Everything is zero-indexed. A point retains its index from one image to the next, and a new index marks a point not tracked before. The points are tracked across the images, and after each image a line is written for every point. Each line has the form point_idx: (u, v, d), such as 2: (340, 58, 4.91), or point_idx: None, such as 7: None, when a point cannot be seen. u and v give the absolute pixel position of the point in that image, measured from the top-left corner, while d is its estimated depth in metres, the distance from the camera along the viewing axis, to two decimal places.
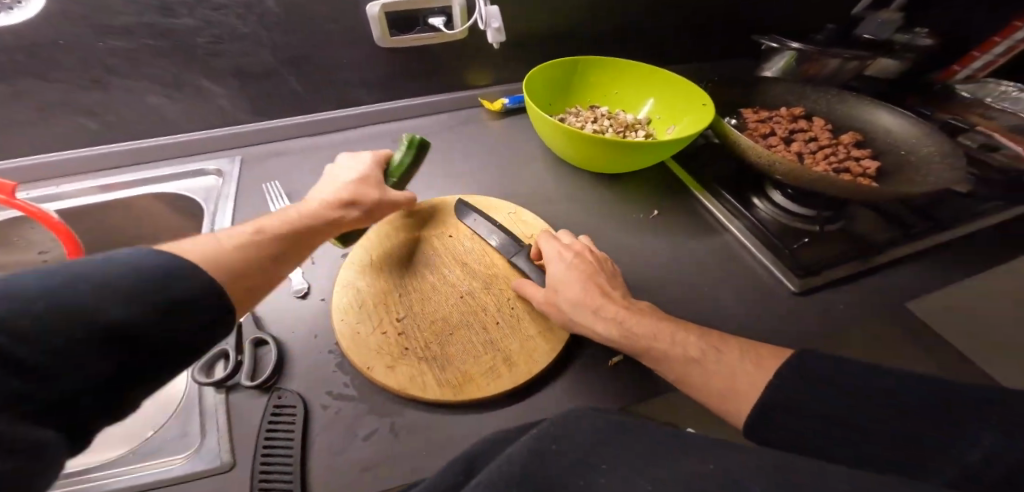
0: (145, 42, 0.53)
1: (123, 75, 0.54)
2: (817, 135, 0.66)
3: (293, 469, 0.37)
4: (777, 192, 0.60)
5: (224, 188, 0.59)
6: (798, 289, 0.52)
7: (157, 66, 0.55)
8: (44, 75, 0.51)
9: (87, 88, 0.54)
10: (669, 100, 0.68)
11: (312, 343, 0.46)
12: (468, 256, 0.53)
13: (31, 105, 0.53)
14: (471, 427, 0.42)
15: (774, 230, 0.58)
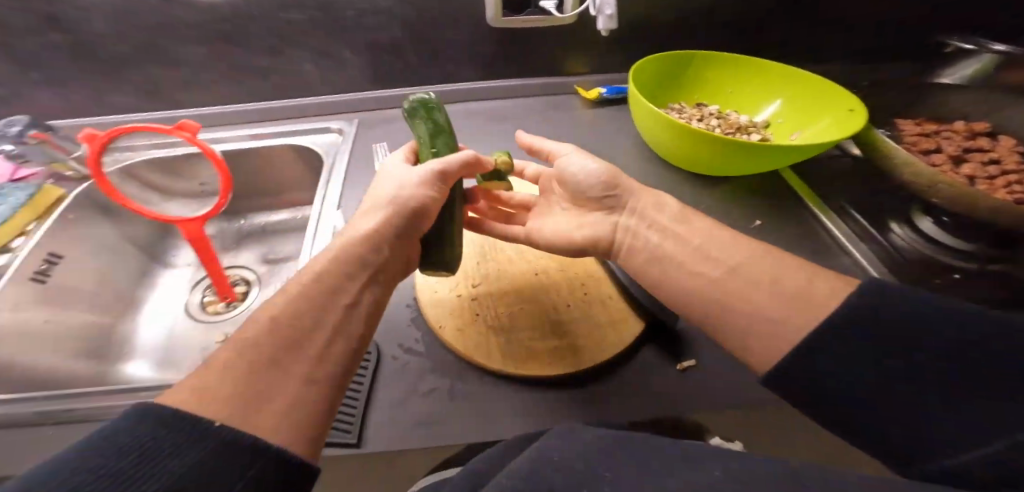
0: (310, 15, 0.61)
1: (289, 42, 0.64)
2: (999, 158, 0.53)
3: (360, 406, 0.43)
4: (927, 219, 0.51)
5: (343, 146, 0.67)
6: None
7: (315, 36, 0.64)
8: (233, 39, 0.62)
9: (261, 52, 0.64)
10: (800, 101, 0.60)
11: (393, 297, 0.51)
12: (541, 237, 0.53)
13: (221, 64, 0.65)
14: (530, 403, 0.43)
15: (911, 261, 0.48)
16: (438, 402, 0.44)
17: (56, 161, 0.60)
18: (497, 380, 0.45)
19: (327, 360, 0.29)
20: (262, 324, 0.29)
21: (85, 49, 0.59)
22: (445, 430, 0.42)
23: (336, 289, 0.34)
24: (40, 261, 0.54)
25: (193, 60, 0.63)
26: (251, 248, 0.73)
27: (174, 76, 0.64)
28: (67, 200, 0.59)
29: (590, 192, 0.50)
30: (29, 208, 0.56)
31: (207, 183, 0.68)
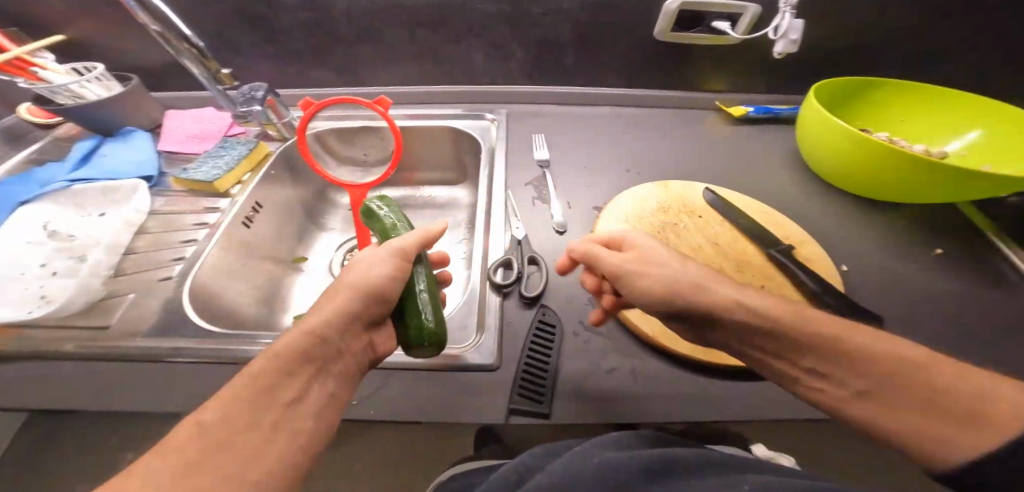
0: (500, 9, 0.65)
1: (472, 32, 0.68)
2: None
3: (552, 375, 0.43)
4: None
5: (500, 132, 0.70)
6: None
7: (495, 29, 0.68)
8: (423, 24, 0.67)
9: (443, 38, 0.69)
10: (997, 142, 0.58)
11: (569, 274, 0.52)
12: (718, 237, 0.54)
13: (405, 46, 0.70)
14: (729, 395, 0.43)
15: None
16: (633, 383, 0.44)
17: (268, 122, 0.67)
18: (689, 368, 0.44)
19: (304, 406, 0.29)
20: (305, 340, 0.31)
21: (314, 22, 0.66)
22: (644, 412, 0.42)
23: (335, 346, 0.32)
24: (248, 210, 0.62)
25: (382, 39, 0.69)
26: None
27: (361, 51, 0.70)
28: (271, 158, 0.67)
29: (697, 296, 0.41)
30: (248, 161, 0.64)
31: (370, 154, 0.74)
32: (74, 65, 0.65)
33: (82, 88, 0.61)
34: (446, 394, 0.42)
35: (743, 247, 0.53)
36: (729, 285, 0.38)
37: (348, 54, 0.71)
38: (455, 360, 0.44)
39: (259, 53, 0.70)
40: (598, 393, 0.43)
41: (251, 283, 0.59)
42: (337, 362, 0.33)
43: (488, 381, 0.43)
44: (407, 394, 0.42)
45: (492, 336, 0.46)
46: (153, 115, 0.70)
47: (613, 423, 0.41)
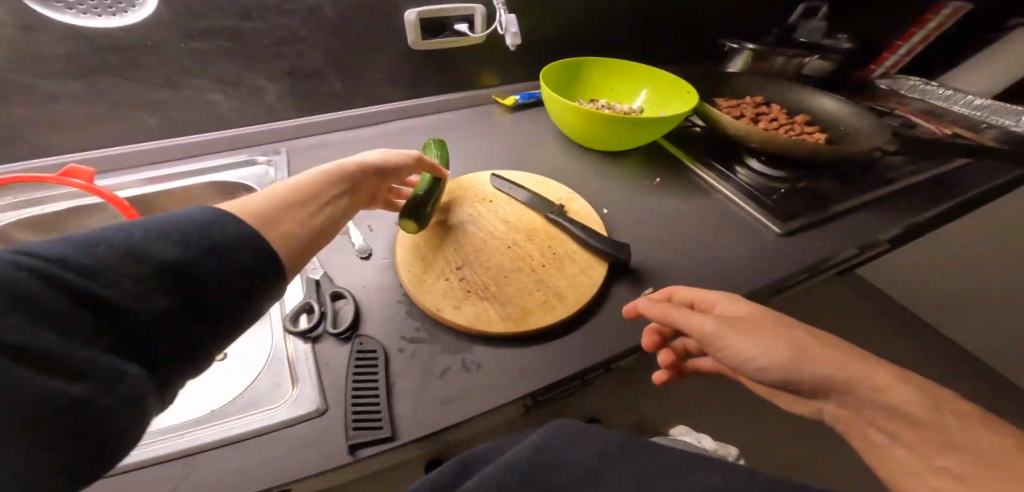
0: (219, 44, 0.59)
1: (191, 73, 0.60)
2: (778, 116, 0.82)
3: (382, 397, 0.43)
4: (754, 160, 0.76)
5: (279, 176, 0.65)
6: (782, 232, 0.65)
7: (225, 67, 0.61)
8: (122, 72, 0.57)
9: (158, 84, 0.59)
10: (660, 90, 0.80)
11: (382, 297, 0.52)
12: (508, 214, 0.61)
13: (108, 100, 0.58)
14: (541, 353, 0.49)
15: (755, 189, 0.72)
16: (462, 379, 0.46)
17: None
18: (508, 340, 0.49)
19: (315, 219, 0.41)
20: (295, 192, 0.41)
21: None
22: (474, 399, 0.45)
23: (316, 202, 0.42)
24: None
25: (66, 98, 0.56)
26: None
27: (43, 118, 0.56)
28: None
29: (537, 300, 0.51)
30: None
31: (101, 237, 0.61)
32: None
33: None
34: (265, 464, 0.39)
35: (527, 220, 0.60)
36: (549, 312, 0.50)
37: (24, 125, 0.55)
38: (269, 423, 0.41)
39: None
40: (432, 400, 0.44)
41: None
42: (325, 209, 0.43)
43: (310, 433, 0.41)
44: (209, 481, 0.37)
45: (309, 383, 0.44)
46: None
47: (451, 423, 0.43)
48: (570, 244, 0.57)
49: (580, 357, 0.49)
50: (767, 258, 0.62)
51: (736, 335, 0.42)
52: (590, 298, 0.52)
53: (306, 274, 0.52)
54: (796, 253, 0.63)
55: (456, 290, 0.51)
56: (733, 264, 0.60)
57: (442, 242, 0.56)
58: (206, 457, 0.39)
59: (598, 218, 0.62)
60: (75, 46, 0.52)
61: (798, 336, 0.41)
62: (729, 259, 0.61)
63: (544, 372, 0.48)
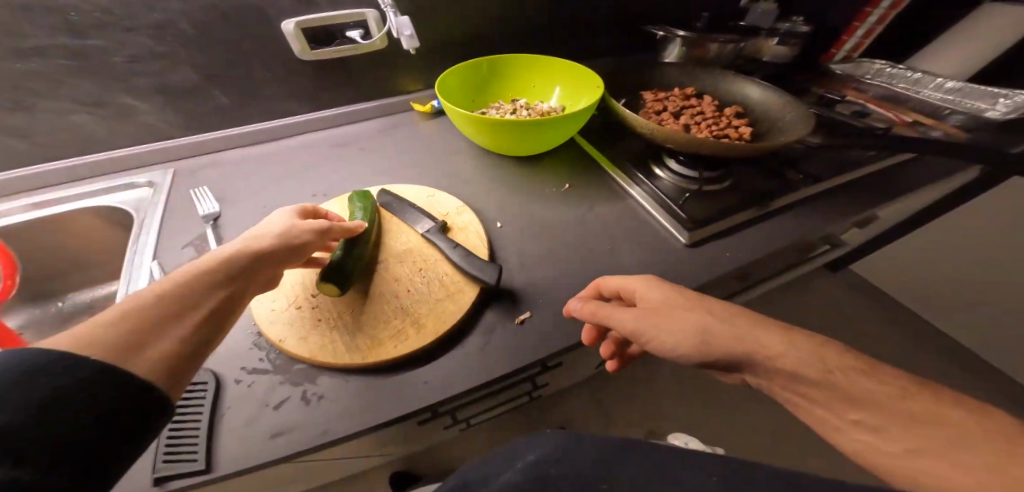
0: (63, 64, 0.56)
1: (44, 96, 0.57)
2: (704, 110, 0.74)
3: (200, 434, 0.40)
4: (672, 159, 0.69)
5: (156, 200, 0.62)
6: (688, 242, 0.60)
7: (79, 87, 0.59)
8: None
9: (8, 109, 0.57)
10: (572, 86, 0.76)
11: (228, 327, 0.48)
12: (384, 233, 0.57)
13: None
14: (386, 387, 0.45)
15: (669, 192, 0.65)
16: (292, 417, 0.42)
17: None
18: (355, 374, 0.46)
19: (205, 321, 0.34)
20: (172, 289, 0.34)
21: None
22: (299, 438, 0.41)
23: (190, 300, 0.34)
24: None
25: None
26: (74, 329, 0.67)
27: None
28: None
29: (389, 330, 0.47)
30: None
31: None
32: None
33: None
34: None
35: (401, 243, 0.56)
36: (401, 344, 0.46)
37: None
38: None
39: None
40: (254, 439, 0.41)
41: None
42: (216, 307, 0.36)
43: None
44: None
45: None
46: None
47: (270, 464, 0.40)
48: (440, 261, 0.54)
49: (424, 392, 0.44)
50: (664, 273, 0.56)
51: (653, 324, 0.39)
52: (450, 323, 0.48)
53: None
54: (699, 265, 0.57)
55: (307, 319, 0.47)
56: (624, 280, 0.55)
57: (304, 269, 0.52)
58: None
59: (483, 234, 0.58)
60: None
61: (705, 313, 0.38)
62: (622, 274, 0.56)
63: (379, 410, 0.43)
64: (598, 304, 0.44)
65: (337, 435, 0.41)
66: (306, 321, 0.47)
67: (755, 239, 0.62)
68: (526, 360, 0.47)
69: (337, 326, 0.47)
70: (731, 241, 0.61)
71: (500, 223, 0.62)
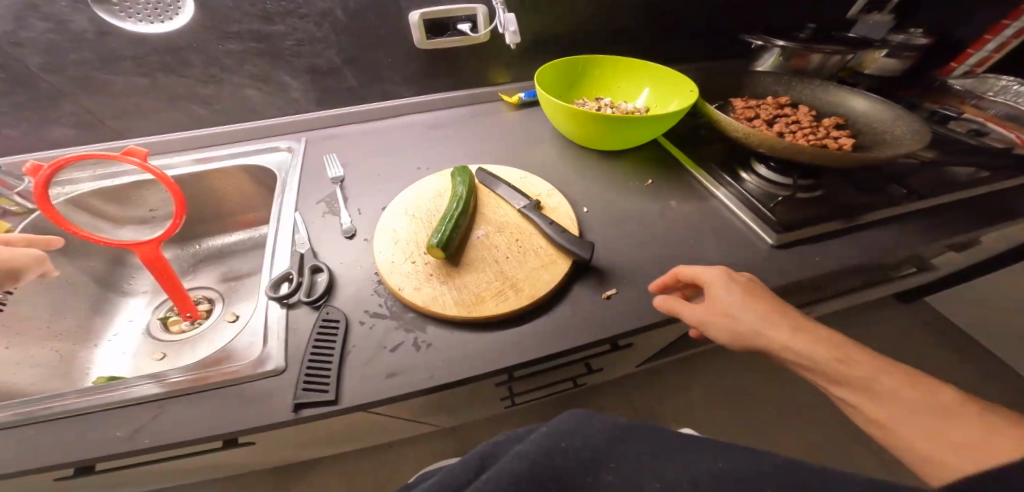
0: (249, 45, 0.68)
1: (229, 71, 0.70)
2: (799, 119, 0.74)
3: (335, 364, 0.48)
4: (762, 165, 0.70)
5: (295, 162, 0.73)
6: (774, 243, 0.61)
7: (254, 64, 0.70)
8: (176, 70, 0.67)
9: (202, 81, 0.70)
10: (661, 87, 0.78)
11: (354, 274, 0.57)
12: (484, 206, 0.64)
13: (164, 94, 0.69)
14: (486, 339, 0.51)
15: (757, 196, 0.67)
16: (407, 358, 0.50)
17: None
18: (460, 325, 0.52)
19: None
20: None
21: (10, 81, 0.60)
22: (412, 378, 0.48)
23: None
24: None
25: (132, 91, 0.68)
26: (210, 269, 0.79)
27: (117, 108, 0.69)
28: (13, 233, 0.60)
29: (491, 290, 0.53)
30: None
31: (157, 208, 0.73)
32: None
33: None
34: (229, 409, 0.45)
35: (497, 218, 0.62)
36: (504, 303, 0.52)
37: (103, 113, 0.68)
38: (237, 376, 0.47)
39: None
40: (378, 372, 0.48)
41: (27, 362, 0.57)
42: None
43: (269, 387, 0.47)
44: (189, 413, 0.45)
45: (278, 342, 0.50)
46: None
47: (390, 395, 0.47)
48: (533, 236, 0.60)
49: (524, 350, 0.51)
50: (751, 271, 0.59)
51: (721, 329, 0.45)
52: (543, 292, 0.53)
53: (294, 247, 0.58)
54: (786, 267, 0.59)
55: (424, 271, 0.55)
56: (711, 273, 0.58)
57: (417, 231, 0.60)
58: (185, 399, 0.46)
59: (575, 218, 0.63)
60: (139, 48, 0.63)
61: (788, 331, 0.42)
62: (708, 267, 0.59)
63: (484, 360, 0.50)
64: (675, 301, 0.48)
65: (448, 377, 0.48)
66: (422, 273, 0.55)
67: (849, 250, 0.62)
68: (610, 332, 0.52)
69: (450, 280, 0.54)
70: (822, 249, 0.62)
71: (586, 208, 0.67)
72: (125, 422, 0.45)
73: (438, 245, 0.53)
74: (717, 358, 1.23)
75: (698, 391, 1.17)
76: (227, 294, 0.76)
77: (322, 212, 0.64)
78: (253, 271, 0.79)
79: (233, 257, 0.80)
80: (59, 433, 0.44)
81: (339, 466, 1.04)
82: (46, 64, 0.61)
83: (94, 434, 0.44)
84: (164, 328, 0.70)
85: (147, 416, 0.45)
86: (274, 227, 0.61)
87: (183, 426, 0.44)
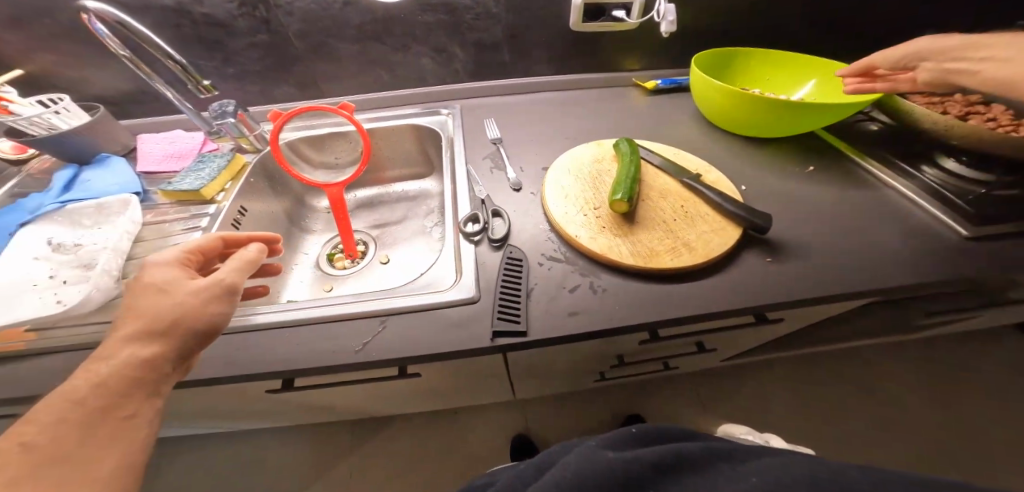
0: (439, 18, 0.76)
1: (417, 41, 0.79)
2: (997, 117, 0.70)
3: (524, 295, 0.52)
4: (949, 159, 0.66)
5: (455, 123, 0.81)
6: (967, 235, 0.56)
7: (438, 36, 0.79)
8: (380, 39, 0.78)
9: (395, 50, 0.80)
10: (831, 82, 0.74)
11: (528, 221, 0.62)
12: (644, 174, 0.66)
13: (364, 59, 0.80)
14: (661, 292, 0.54)
15: (945, 188, 0.63)
16: (587, 299, 0.53)
17: (242, 136, 0.74)
18: (637, 275, 0.55)
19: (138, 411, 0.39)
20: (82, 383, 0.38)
21: (270, 45, 0.74)
22: (592, 317, 0.51)
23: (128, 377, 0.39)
24: (236, 213, 0.68)
25: (342, 56, 0.79)
26: (363, 215, 0.86)
27: (327, 70, 0.81)
28: (250, 167, 0.73)
29: (662, 247, 0.55)
30: (230, 169, 0.70)
31: (340, 159, 0.84)
32: (40, 98, 0.68)
33: (51, 120, 0.66)
34: (437, 326, 0.50)
35: (658, 186, 0.64)
36: (682, 260, 0.54)
37: (316, 74, 0.81)
38: (437, 301, 0.52)
39: (220, 77, 0.78)
40: (560, 308, 0.52)
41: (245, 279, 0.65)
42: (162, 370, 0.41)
43: (466, 311, 0.51)
44: (404, 328, 0.50)
45: (470, 275, 0.55)
46: (124, 143, 0.76)
47: (575, 329, 0.50)
48: (699, 206, 0.61)
49: (702, 304, 0.52)
50: (944, 259, 0.56)
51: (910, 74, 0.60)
52: (716, 253, 0.55)
53: (473, 194, 0.65)
54: (992, 257, 0.55)
55: (597, 224, 0.58)
56: (899, 256, 0.56)
57: (582, 190, 0.63)
58: (396, 320, 0.51)
59: (737, 192, 0.63)
60: (362, 18, 0.74)
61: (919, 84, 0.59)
62: (891, 251, 0.57)
63: (662, 309, 0.52)
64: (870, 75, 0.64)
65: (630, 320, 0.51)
66: (596, 225, 0.58)
67: None
68: (787, 299, 0.53)
69: (625, 234, 0.57)
70: None
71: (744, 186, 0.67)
72: (351, 336, 0.49)
73: (624, 198, 0.57)
74: (827, 373, 1.15)
75: (802, 405, 1.11)
76: (379, 238, 0.82)
77: (490, 167, 0.70)
78: (401, 219, 0.84)
79: (383, 206, 0.86)
80: (298, 337, 0.50)
81: (437, 416, 1.11)
82: (298, 30, 0.73)
83: (324, 342, 0.49)
84: (331, 263, 0.78)
85: (368, 330, 0.50)
86: (452, 177, 0.68)
87: (401, 343, 0.48)
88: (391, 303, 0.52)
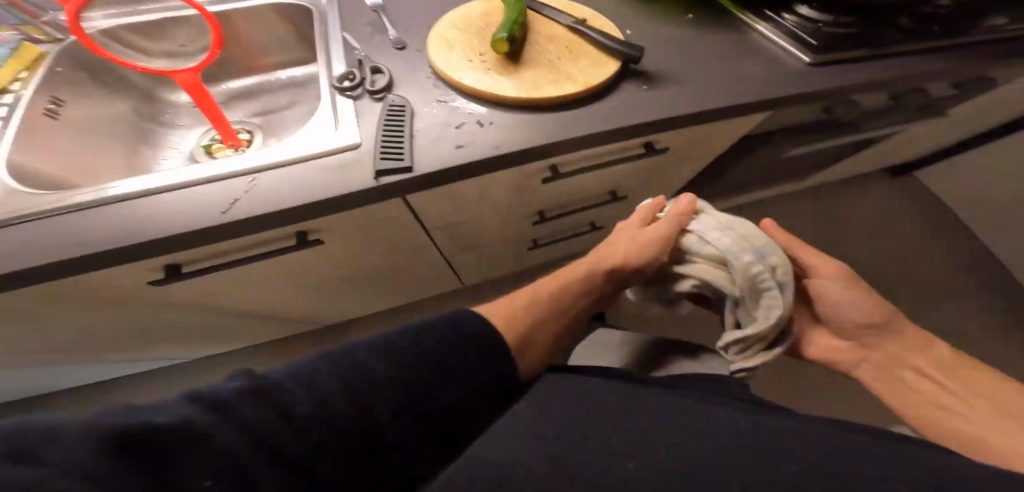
0: None
1: None
2: None
3: (405, 137, 0.50)
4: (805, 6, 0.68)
5: None
6: (811, 60, 0.64)
7: None
8: None
9: None
10: None
11: (412, 74, 0.58)
12: (534, 24, 0.65)
13: None
14: (544, 121, 0.53)
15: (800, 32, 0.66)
16: (475, 135, 0.51)
17: (27, 24, 0.61)
18: (520, 113, 0.54)
19: None
20: None
21: None
22: (478, 149, 0.50)
23: None
24: (47, 103, 0.59)
25: None
26: (242, 106, 0.77)
27: None
28: (48, 55, 0.62)
29: (546, 81, 0.55)
30: (17, 59, 0.59)
31: (188, 45, 0.73)
32: None
33: None
34: (314, 176, 0.47)
35: (544, 35, 0.63)
36: (565, 90, 0.54)
37: None
38: (311, 152, 0.48)
39: None
40: (447, 145, 0.50)
41: (71, 171, 0.58)
42: None
43: (348, 160, 0.49)
44: (272, 183, 0.47)
45: (348, 127, 0.51)
46: None
47: (461, 161, 0.49)
48: (586, 46, 0.61)
49: (589, 127, 0.53)
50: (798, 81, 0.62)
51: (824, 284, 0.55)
52: (595, 82, 0.56)
53: (351, 56, 0.60)
54: (832, 76, 0.63)
55: (483, 67, 0.56)
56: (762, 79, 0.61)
57: (463, 45, 0.61)
58: (259, 177, 0.47)
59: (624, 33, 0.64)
60: None
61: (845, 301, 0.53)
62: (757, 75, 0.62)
63: (549, 135, 0.52)
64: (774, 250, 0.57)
65: (518, 149, 0.51)
66: (483, 69, 0.56)
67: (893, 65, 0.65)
68: (668, 120, 0.55)
69: (510, 73, 0.56)
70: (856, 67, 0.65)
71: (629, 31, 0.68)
72: (211, 196, 0.46)
73: (505, 37, 0.55)
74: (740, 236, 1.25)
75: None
76: (265, 126, 0.75)
77: (369, 32, 0.65)
78: (285, 106, 0.76)
79: (265, 94, 0.77)
80: (149, 206, 0.45)
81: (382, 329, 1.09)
82: None
83: (180, 203, 0.45)
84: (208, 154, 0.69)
85: (230, 189, 0.46)
86: (327, 42, 0.62)
87: (269, 196, 0.46)
88: (252, 162, 0.48)
